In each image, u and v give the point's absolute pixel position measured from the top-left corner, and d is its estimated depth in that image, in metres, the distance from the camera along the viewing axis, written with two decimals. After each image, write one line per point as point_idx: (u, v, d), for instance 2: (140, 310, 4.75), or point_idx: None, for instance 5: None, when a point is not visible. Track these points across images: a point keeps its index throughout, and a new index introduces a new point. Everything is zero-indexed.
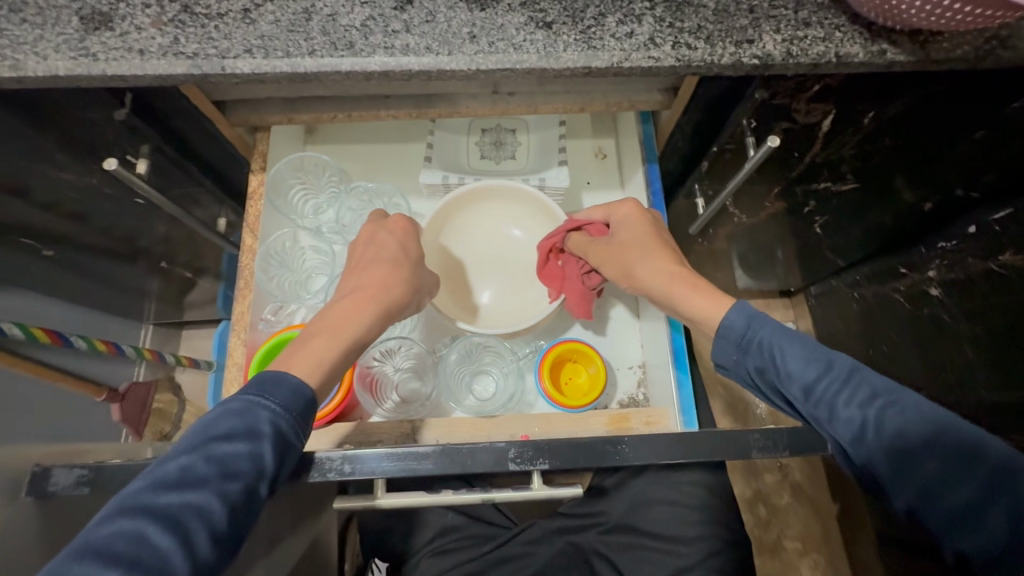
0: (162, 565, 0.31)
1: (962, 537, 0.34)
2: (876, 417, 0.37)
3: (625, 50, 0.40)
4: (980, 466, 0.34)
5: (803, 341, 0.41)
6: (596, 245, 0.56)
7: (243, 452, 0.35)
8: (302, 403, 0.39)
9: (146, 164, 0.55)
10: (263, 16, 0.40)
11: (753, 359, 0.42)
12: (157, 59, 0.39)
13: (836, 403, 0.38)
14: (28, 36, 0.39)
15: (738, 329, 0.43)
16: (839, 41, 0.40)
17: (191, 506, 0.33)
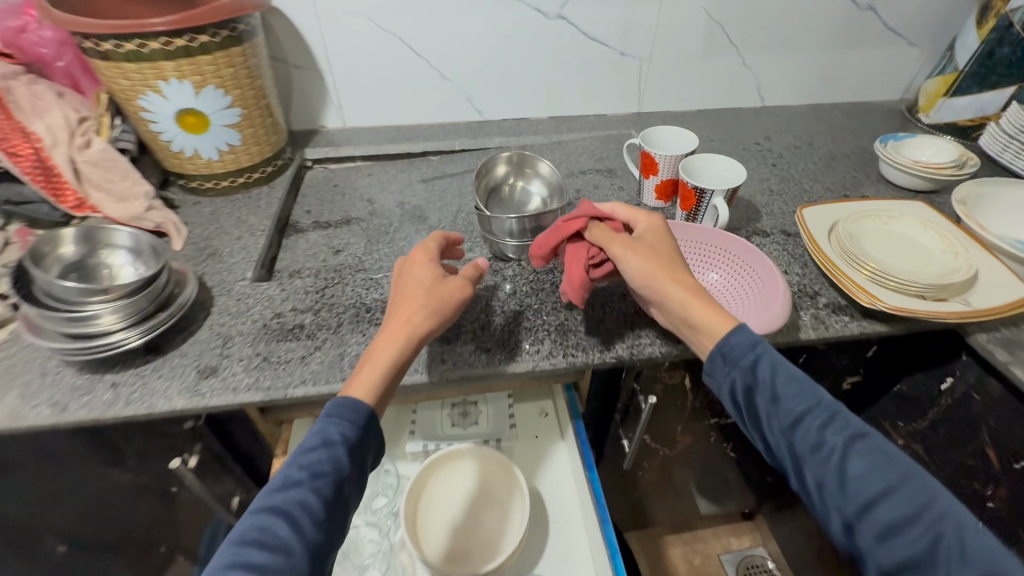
0: (282, 543, 0.46)
1: (883, 539, 0.47)
2: (843, 443, 0.50)
3: (536, 361, 0.66)
4: (916, 491, 0.47)
5: (795, 376, 0.54)
6: (618, 240, 0.64)
7: (323, 457, 0.50)
8: (363, 416, 0.53)
9: (196, 457, 0.73)
10: (313, 359, 0.65)
11: (750, 379, 0.54)
12: (244, 392, 0.62)
13: (813, 427, 0.51)
14: (161, 386, 0.62)
15: (742, 354, 0.55)
16: (660, 343, 0.68)
17: (295, 501, 0.48)
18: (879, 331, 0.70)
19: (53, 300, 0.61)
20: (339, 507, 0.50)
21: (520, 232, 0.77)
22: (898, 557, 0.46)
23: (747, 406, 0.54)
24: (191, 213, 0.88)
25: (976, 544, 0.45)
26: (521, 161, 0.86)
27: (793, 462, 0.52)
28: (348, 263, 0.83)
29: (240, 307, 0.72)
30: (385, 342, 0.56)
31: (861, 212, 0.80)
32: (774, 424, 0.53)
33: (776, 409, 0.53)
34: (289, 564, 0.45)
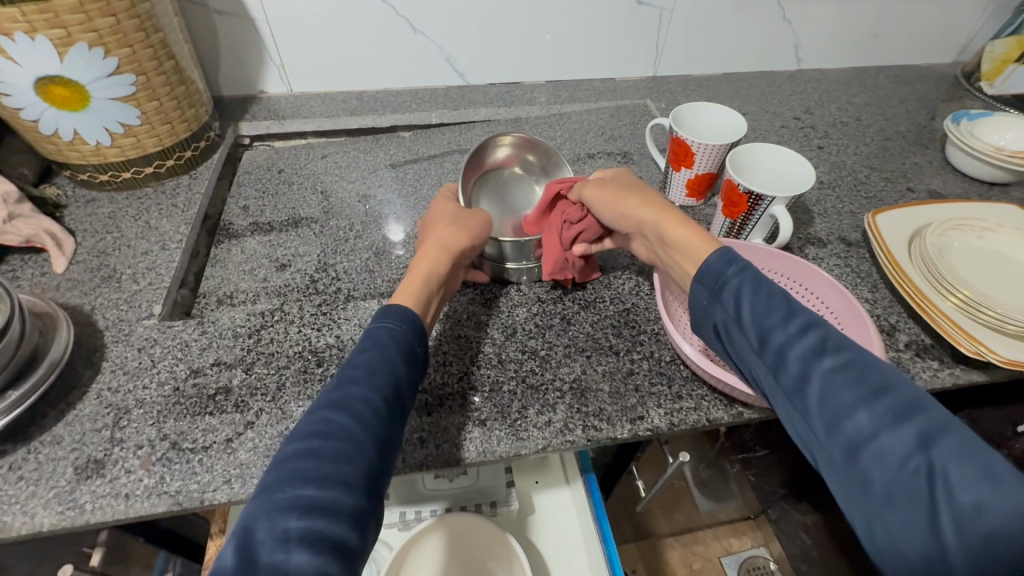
0: (346, 433, 0.37)
1: (852, 472, 0.35)
2: (810, 362, 0.39)
3: (548, 440, 0.49)
4: (909, 418, 0.34)
5: (771, 294, 0.43)
6: (589, 185, 0.59)
7: (378, 353, 0.43)
8: (408, 317, 0.47)
9: (101, 552, 0.55)
10: (243, 443, 0.47)
11: (717, 302, 0.46)
12: (141, 501, 0.44)
13: (774, 350, 0.41)
14: (21, 494, 0.44)
15: (713, 270, 0.46)
16: (707, 408, 0.51)
17: (355, 396, 0.40)
18: (974, 381, 0.55)
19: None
20: (403, 407, 0.42)
21: (517, 254, 0.61)
22: (866, 489, 0.34)
23: (724, 337, 0.46)
24: (83, 216, 0.67)
25: (990, 474, 0.31)
26: (528, 145, 0.68)
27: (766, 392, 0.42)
28: (295, 284, 0.64)
29: (142, 362, 0.53)
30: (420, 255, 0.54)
31: (951, 220, 0.63)
32: (743, 352, 0.44)
33: (740, 333, 0.44)
34: (359, 453, 0.37)
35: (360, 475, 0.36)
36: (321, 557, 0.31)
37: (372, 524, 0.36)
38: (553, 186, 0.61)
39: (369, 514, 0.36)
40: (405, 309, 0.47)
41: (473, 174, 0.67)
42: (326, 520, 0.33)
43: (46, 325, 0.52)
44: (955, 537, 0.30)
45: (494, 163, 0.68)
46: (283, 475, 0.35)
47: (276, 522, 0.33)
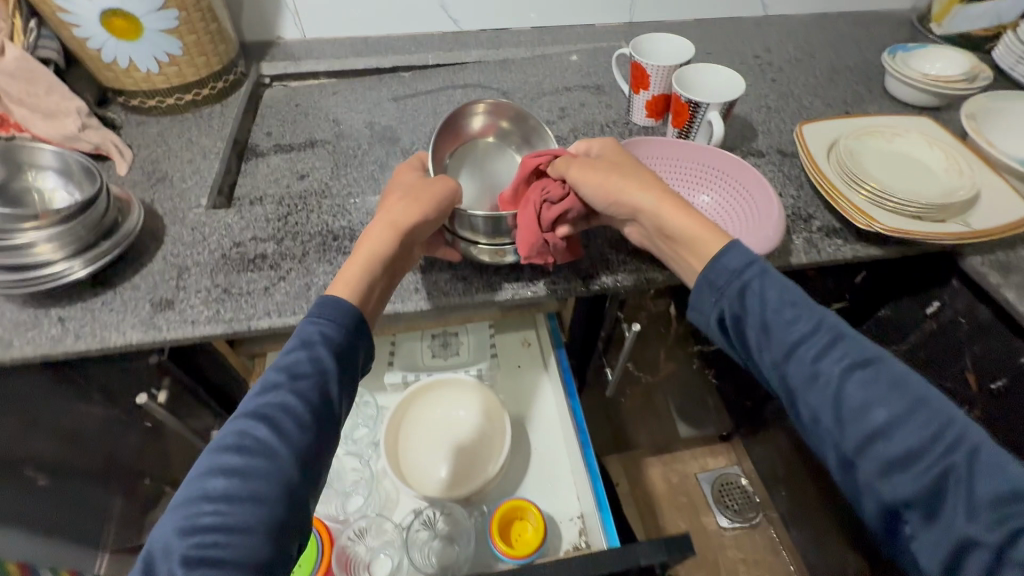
0: (267, 451, 0.41)
1: (890, 478, 0.41)
2: (842, 371, 0.43)
3: (516, 290, 0.64)
4: (935, 421, 0.41)
5: (786, 296, 0.47)
6: (576, 164, 0.61)
7: (305, 357, 0.45)
8: (348, 316, 0.48)
9: (166, 392, 0.70)
10: (277, 290, 0.61)
11: (735, 306, 0.49)
12: (205, 325, 0.58)
13: (806, 357, 0.45)
14: (113, 319, 0.58)
15: (736, 271, 0.50)
16: (645, 270, 0.65)
17: (275, 405, 0.43)
18: (871, 254, 0.67)
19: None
20: (331, 412, 0.45)
21: (488, 231, 0.60)
22: (902, 491, 0.40)
23: (738, 338, 0.49)
24: (136, 134, 0.80)
25: (998, 467, 0.39)
26: (501, 110, 0.72)
27: (787, 394, 0.46)
28: (313, 188, 0.77)
29: (195, 236, 0.66)
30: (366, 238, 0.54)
31: (865, 128, 0.75)
32: (765, 355, 0.47)
33: (768, 340, 0.47)
34: (277, 470, 0.41)
35: (273, 490, 0.40)
36: (230, 570, 0.37)
37: (296, 531, 0.40)
38: (531, 161, 0.63)
39: (286, 524, 0.40)
40: (342, 300, 0.49)
41: (452, 142, 0.71)
42: (240, 541, 0.38)
43: (122, 206, 0.64)
44: (973, 526, 0.38)
45: (472, 133, 0.72)
46: (198, 493, 0.39)
47: (191, 541, 0.37)
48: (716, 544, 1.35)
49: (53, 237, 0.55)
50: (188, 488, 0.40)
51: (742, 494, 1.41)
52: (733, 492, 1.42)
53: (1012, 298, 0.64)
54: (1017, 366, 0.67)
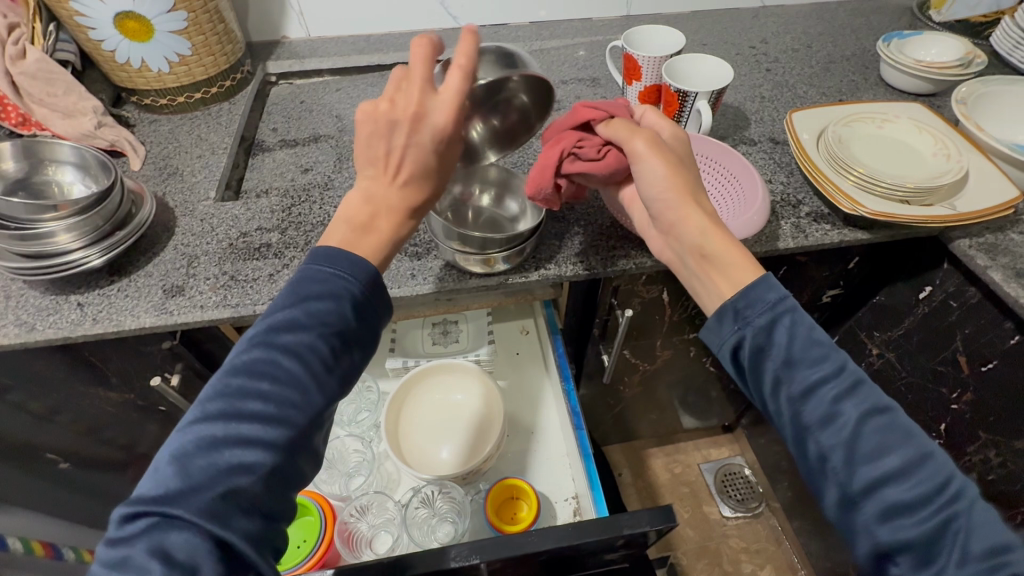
0: (289, 378, 0.41)
1: (891, 525, 0.39)
2: (861, 415, 0.40)
3: (508, 274, 0.65)
4: (939, 474, 0.39)
5: (815, 335, 0.43)
6: (642, 135, 0.53)
7: (332, 306, 0.44)
8: (365, 273, 0.46)
9: (178, 376, 0.73)
10: (282, 277, 0.64)
11: (761, 337, 0.44)
12: (213, 309, 0.61)
13: (826, 397, 0.41)
14: (128, 305, 0.61)
15: (769, 301, 0.45)
16: (635, 255, 0.67)
17: (302, 344, 0.42)
18: (858, 238, 0.68)
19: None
20: (349, 354, 0.45)
21: (476, 243, 0.61)
22: (900, 537, 0.38)
23: (752, 370, 0.45)
24: (148, 132, 0.84)
25: (991, 527, 0.38)
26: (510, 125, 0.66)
27: (798, 430, 0.42)
28: (316, 181, 0.80)
29: (204, 226, 0.69)
30: (389, 204, 0.48)
31: (853, 115, 0.76)
32: (784, 390, 0.43)
33: (789, 376, 0.43)
34: (304, 399, 0.41)
35: (299, 415, 0.41)
36: (252, 478, 0.38)
37: (303, 453, 0.42)
38: (586, 114, 0.58)
39: (301, 447, 0.41)
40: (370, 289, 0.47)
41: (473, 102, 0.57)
42: (256, 456, 0.39)
43: (136, 199, 0.67)
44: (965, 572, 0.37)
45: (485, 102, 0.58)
46: (229, 412, 0.40)
47: (215, 455, 0.38)
48: (718, 532, 1.35)
49: (72, 226, 0.59)
50: (219, 402, 0.40)
51: (744, 484, 1.42)
52: (735, 481, 1.42)
53: (998, 280, 0.64)
54: (1008, 347, 0.68)
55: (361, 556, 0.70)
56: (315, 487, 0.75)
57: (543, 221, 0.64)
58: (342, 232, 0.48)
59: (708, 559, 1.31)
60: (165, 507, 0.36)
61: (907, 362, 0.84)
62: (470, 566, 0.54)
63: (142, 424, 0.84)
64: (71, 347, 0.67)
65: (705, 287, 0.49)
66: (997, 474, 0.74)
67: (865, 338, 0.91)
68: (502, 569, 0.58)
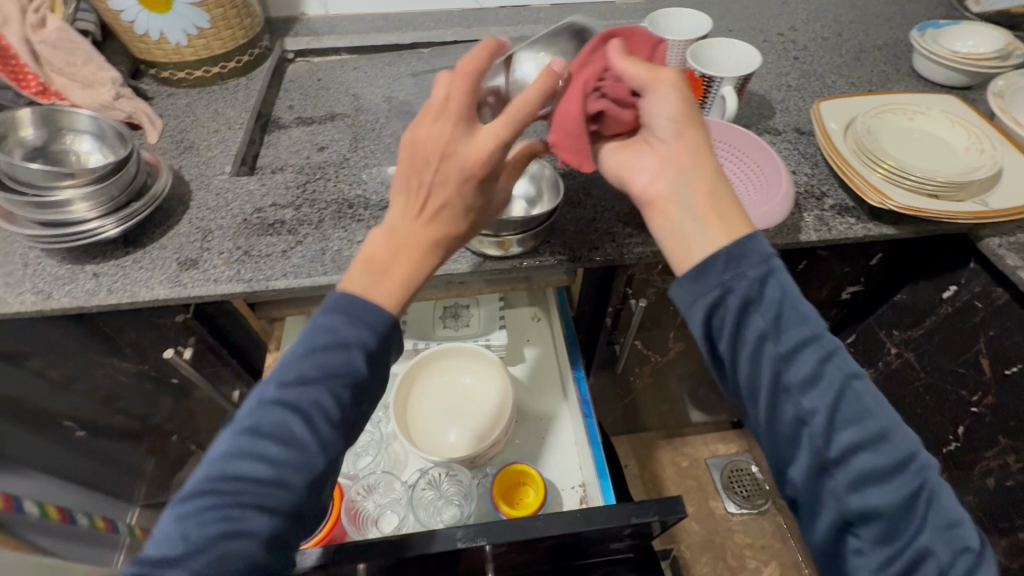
0: (294, 438, 0.39)
1: (861, 497, 0.37)
2: (840, 382, 0.38)
3: (522, 258, 0.64)
4: (905, 448, 0.38)
5: (802, 298, 0.40)
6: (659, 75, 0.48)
7: (344, 361, 0.41)
8: (383, 323, 0.43)
9: (191, 350, 0.74)
10: (295, 255, 0.64)
11: (749, 290, 0.40)
12: (226, 284, 0.61)
13: (810, 359, 0.39)
14: (142, 277, 0.61)
15: (761, 255, 0.41)
16: (651, 244, 0.65)
17: (308, 404, 0.40)
18: (884, 233, 0.66)
19: (15, 182, 0.58)
20: (355, 412, 0.43)
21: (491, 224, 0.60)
22: (865, 508, 0.37)
23: (732, 325, 0.40)
24: (166, 105, 0.83)
25: (947, 506, 0.38)
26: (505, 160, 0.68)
27: (777, 391, 0.39)
28: (331, 160, 0.79)
29: (218, 201, 0.69)
30: (408, 245, 0.44)
31: (883, 106, 0.73)
32: (767, 348, 0.39)
33: (775, 335, 0.39)
34: (308, 460, 0.40)
35: (302, 477, 0.39)
36: (254, 541, 0.37)
37: (306, 515, 0.41)
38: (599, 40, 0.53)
39: (304, 509, 0.40)
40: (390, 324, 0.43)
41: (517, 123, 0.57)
42: (258, 521, 0.38)
43: (152, 171, 0.67)
44: (931, 540, 0.36)
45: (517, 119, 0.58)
46: (229, 472, 0.38)
47: (214, 517, 0.37)
48: (723, 527, 1.35)
49: (88, 195, 0.59)
50: (236, 458, 0.38)
51: (751, 480, 1.41)
52: (742, 477, 1.41)
53: None
54: None
55: (367, 534, 0.71)
56: None
57: (559, 204, 0.62)
58: (359, 275, 0.43)
59: (711, 553, 1.31)
60: (163, 569, 0.36)
61: (926, 363, 0.82)
62: (475, 549, 0.54)
63: (156, 396, 0.85)
64: (87, 317, 0.67)
65: (696, 232, 0.42)
66: (1015, 479, 0.73)
67: (884, 337, 0.89)
68: (506, 552, 0.58)
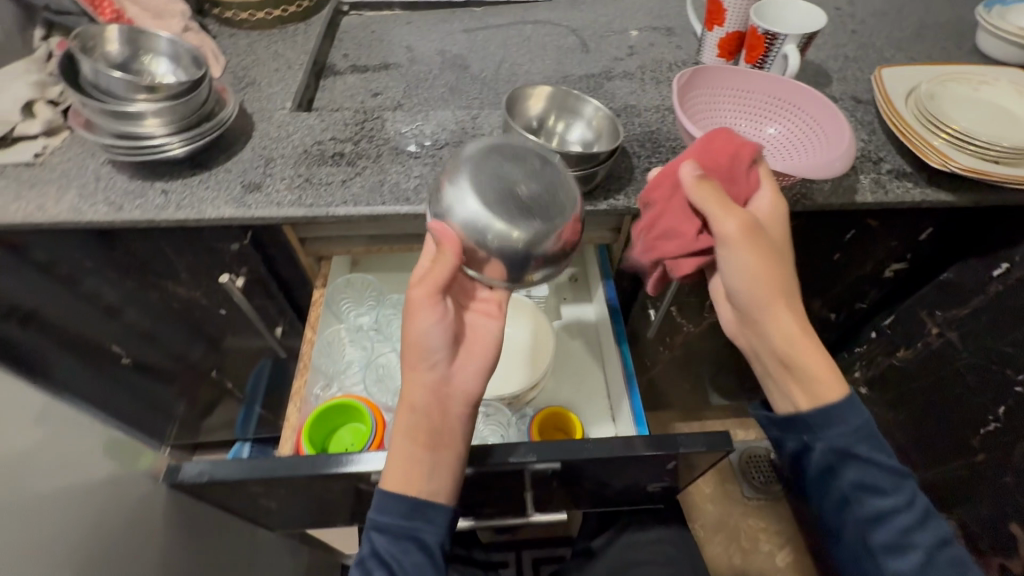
0: None
1: None
2: (924, 547, 0.49)
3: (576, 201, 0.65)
4: None
5: (892, 472, 0.50)
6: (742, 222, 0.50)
7: (418, 560, 0.48)
8: (441, 523, 0.50)
9: (243, 279, 0.77)
10: (354, 185, 0.65)
11: (840, 464, 0.51)
12: (289, 208, 0.63)
13: (894, 525, 0.50)
14: (210, 195, 0.63)
15: (845, 438, 0.50)
16: None
17: None
18: (942, 200, 0.66)
19: (97, 93, 0.61)
20: None
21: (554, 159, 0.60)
22: None
23: (820, 482, 0.53)
24: (228, 44, 0.85)
25: None
26: (563, 99, 0.69)
27: (863, 543, 0.52)
28: (386, 104, 0.81)
29: (280, 133, 0.71)
30: (404, 450, 0.49)
31: (947, 75, 0.72)
32: (852, 509, 0.52)
33: (862, 502, 0.51)
34: None
35: None
36: None
37: None
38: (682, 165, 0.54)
39: None
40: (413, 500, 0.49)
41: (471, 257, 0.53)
42: None
43: (220, 98, 0.69)
44: None
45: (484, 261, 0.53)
46: None
47: None
48: (738, 510, 1.34)
49: (161, 111, 0.60)
50: None
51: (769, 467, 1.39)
52: (760, 464, 1.39)
53: None
54: None
55: None
56: (365, 391, 0.74)
57: (621, 144, 0.63)
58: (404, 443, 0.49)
59: (725, 533, 1.31)
60: None
61: (969, 344, 0.81)
62: (524, 466, 0.55)
63: (200, 329, 0.88)
64: (149, 235, 0.70)
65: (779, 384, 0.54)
66: None
67: (927, 318, 0.88)
68: (547, 477, 0.59)
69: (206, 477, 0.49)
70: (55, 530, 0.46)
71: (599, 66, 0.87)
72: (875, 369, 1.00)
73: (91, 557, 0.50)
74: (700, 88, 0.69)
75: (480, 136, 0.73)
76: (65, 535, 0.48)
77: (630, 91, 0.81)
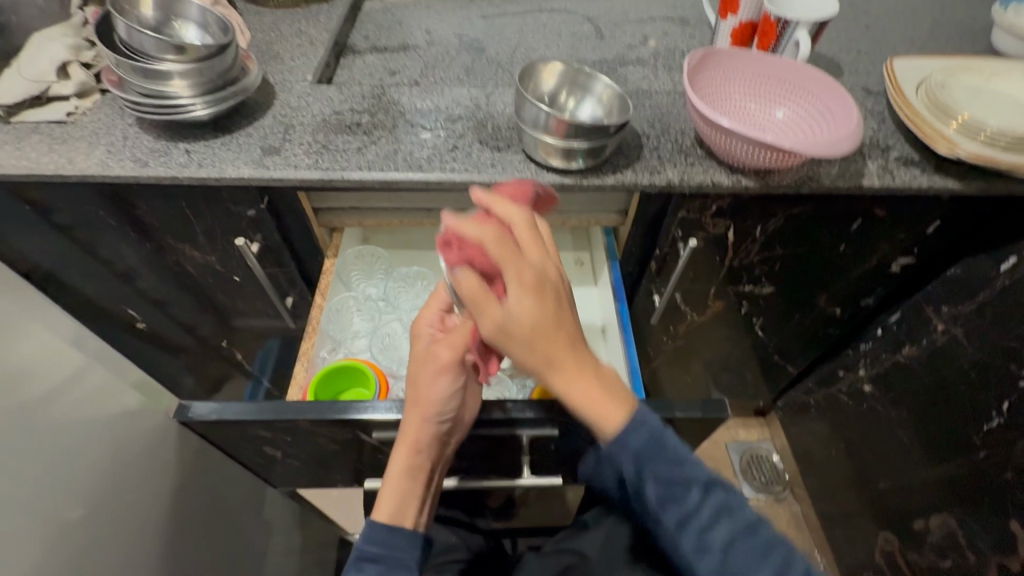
0: None
1: None
2: (729, 533, 0.43)
3: (583, 175, 0.67)
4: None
5: (671, 460, 0.43)
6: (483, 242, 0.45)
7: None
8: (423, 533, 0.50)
9: (258, 245, 0.79)
10: (369, 152, 0.68)
11: (629, 456, 0.44)
12: (305, 170, 0.65)
13: (699, 521, 0.43)
14: (230, 156, 0.66)
15: (638, 432, 0.43)
16: (711, 174, 0.67)
17: None
18: (949, 186, 0.66)
19: (131, 54, 0.64)
20: None
21: (563, 133, 0.62)
22: None
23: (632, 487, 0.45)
24: (253, 21, 0.88)
25: None
26: (574, 76, 0.71)
27: (677, 555, 0.45)
28: (402, 81, 0.83)
29: (301, 102, 0.74)
30: (399, 480, 0.52)
31: (960, 66, 0.73)
32: (664, 528, 0.45)
33: (665, 500, 0.44)
34: None
35: None
36: None
37: None
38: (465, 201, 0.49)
39: None
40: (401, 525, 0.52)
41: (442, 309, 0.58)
42: None
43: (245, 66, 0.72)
44: None
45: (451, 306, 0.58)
46: None
47: None
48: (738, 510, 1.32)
49: (189, 73, 0.63)
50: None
51: (771, 468, 1.33)
52: (761, 464, 1.34)
53: None
54: None
55: None
56: (371, 358, 0.76)
57: (630, 118, 0.64)
58: (401, 476, 0.52)
59: None
60: None
61: (974, 339, 0.81)
62: (520, 419, 0.56)
63: (213, 297, 0.90)
64: (170, 196, 0.72)
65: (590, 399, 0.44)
66: None
67: (933, 313, 0.88)
68: (545, 442, 0.60)
69: (217, 415, 0.53)
70: (68, 462, 0.47)
71: (613, 52, 0.89)
72: (879, 367, 0.99)
73: (105, 493, 0.50)
74: (710, 71, 0.70)
75: (493, 112, 0.75)
76: (78, 466, 0.48)
77: (643, 77, 0.83)
